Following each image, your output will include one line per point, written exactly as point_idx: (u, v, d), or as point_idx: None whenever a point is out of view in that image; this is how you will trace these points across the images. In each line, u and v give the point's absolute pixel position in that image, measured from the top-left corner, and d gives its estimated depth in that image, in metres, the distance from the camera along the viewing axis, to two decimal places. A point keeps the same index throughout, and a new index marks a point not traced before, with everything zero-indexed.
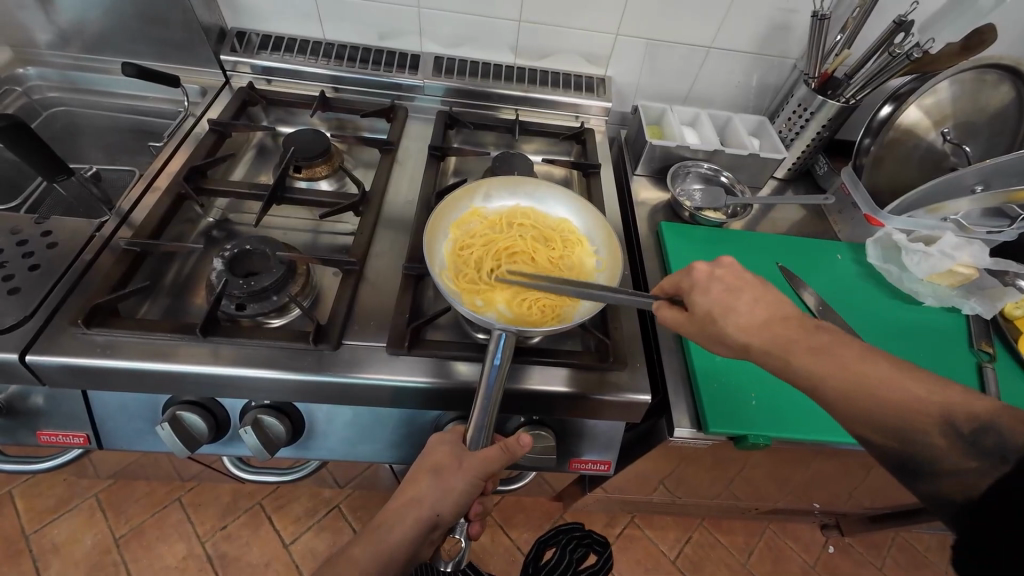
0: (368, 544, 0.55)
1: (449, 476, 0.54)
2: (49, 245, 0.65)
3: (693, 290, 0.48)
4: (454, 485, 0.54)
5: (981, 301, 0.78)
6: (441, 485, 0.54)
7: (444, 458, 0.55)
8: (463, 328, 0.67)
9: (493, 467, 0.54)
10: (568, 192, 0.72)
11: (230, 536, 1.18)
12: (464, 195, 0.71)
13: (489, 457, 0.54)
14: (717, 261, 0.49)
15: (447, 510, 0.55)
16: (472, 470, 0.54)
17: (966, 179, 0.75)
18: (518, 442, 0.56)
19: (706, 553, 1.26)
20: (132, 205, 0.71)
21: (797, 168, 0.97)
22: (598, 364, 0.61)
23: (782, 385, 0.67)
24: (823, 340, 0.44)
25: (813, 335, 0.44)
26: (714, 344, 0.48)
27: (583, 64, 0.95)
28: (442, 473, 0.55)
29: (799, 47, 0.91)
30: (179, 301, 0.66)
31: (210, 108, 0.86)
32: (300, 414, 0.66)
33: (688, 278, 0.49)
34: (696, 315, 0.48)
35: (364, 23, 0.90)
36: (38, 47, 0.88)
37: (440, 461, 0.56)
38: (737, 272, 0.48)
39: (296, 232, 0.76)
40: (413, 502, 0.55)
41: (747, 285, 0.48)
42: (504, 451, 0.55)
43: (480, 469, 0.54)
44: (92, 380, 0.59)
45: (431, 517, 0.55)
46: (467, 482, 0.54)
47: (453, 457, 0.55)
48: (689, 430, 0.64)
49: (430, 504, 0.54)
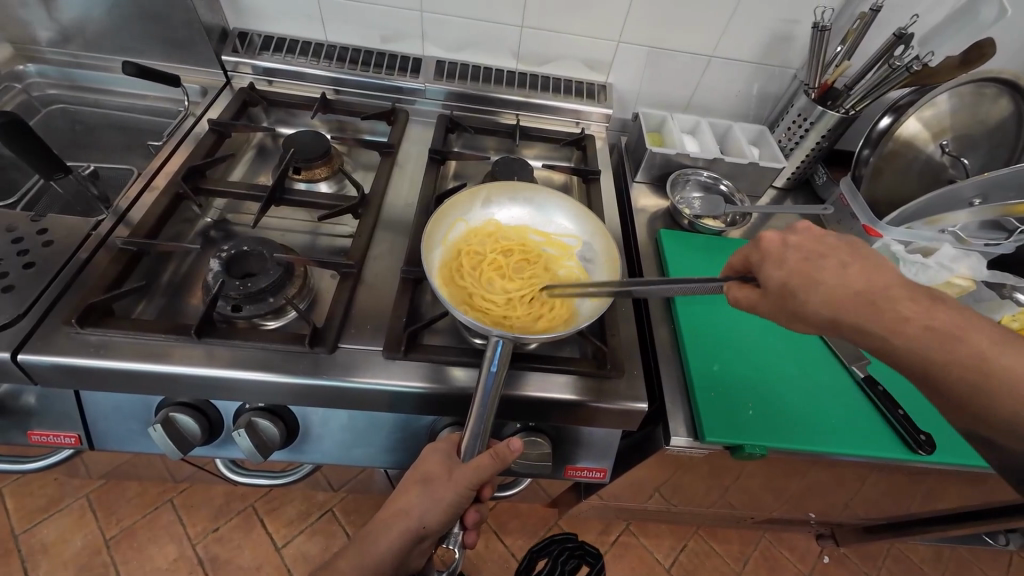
0: (355, 554, 0.56)
1: (439, 488, 0.53)
2: (45, 243, 0.65)
3: (766, 262, 0.44)
4: (446, 497, 0.53)
5: (978, 313, 0.78)
6: (431, 494, 0.53)
7: (437, 469, 0.54)
8: (459, 332, 0.67)
9: (480, 475, 0.52)
10: (538, 188, 0.72)
11: (221, 539, 1.17)
12: (445, 214, 0.67)
13: (479, 466, 0.52)
14: (793, 229, 0.45)
15: (437, 518, 0.54)
16: (462, 480, 0.52)
17: (965, 193, 0.75)
18: (507, 449, 0.53)
19: (701, 562, 1.25)
20: (129, 204, 0.71)
21: (796, 177, 0.97)
22: (596, 372, 0.61)
23: (781, 399, 0.66)
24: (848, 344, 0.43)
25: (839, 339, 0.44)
26: (793, 322, 0.44)
27: (585, 71, 0.95)
28: (433, 483, 0.54)
29: (800, 57, 0.91)
30: (175, 301, 0.65)
31: (210, 107, 0.86)
32: (293, 417, 0.66)
33: (760, 249, 0.45)
34: (772, 290, 0.43)
35: (368, 26, 0.90)
36: (39, 45, 0.88)
37: (431, 471, 0.54)
38: (816, 239, 0.44)
39: (294, 234, 0.76)
40: (403, 507, 0.55)
41: (830, 251, 0.43)
42: (495, 458, 0.52)
43: (473, 473, 0.52)
44: (84, 380, 0.58)
45: (421, 526, 0.54)
46: (456, 491, 0.53)
47: (446, 468, 0.54)
48: (685, 440, 0.63)
49: (419, 513, 0.54)
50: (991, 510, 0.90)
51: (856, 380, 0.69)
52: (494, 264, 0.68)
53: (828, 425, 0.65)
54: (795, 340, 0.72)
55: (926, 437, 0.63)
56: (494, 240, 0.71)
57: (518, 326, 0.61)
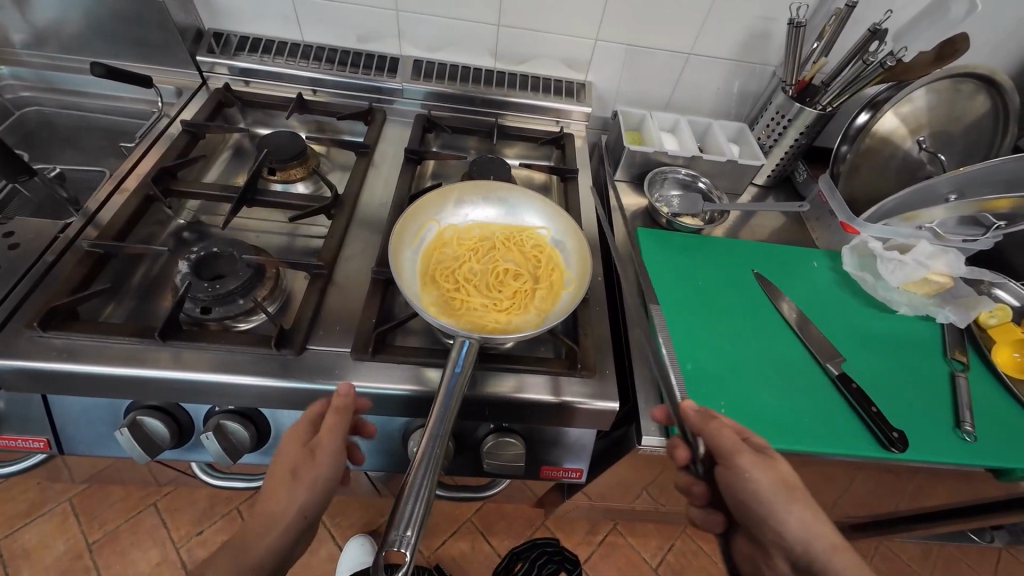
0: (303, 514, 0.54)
1: (305, 470, 0.52)
2: (11, 246, 0.64)
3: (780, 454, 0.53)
4: (327, 481, 0.53)
5: (956, 310, 0.77)
6: (297, 482, 0.52)
7: (295, 455, 0.53)
8: (433, 332, 0.66)
9: (337, 437, 0.54)
10: (504, 185, 0.72)
11: (205, 542, 1.16)
12: (414, 216, 0.67)
13: (329, 428, 0.53)
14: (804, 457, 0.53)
15: (319, 503, 0.54)
16: (327, 455, 0.53)
17: (941, 188, 0.76)
18: (339, 396, 0.54)
19: (689, 561, 1.25)
20: (99, 205, 0.70)
21: (777, 174, 0.97)
22: (567, 372, 0.60)
23: (756, 396, 0.65)
24: (799, 547, 0.50)
25: (792, 540, 0.50)
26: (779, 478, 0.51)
27: (564, 69, 0.95)
28: (300, 472, 0.52)
29: (778, 54, 0.91)
30: (145, 303, 0.65)
31: (186, 109, 0.85)
32: (265, 421, 0.65)
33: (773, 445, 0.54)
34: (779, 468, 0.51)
35: (344, 26, 0.90)
36: (13, 47, 0.87)
37: (291, 461, 0.53)
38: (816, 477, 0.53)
39: (268, 235, 0.75)
40: (277, 509, 0.51)
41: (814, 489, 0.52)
42: (338, 414, 0.54)
43: (337, 443, 0.53)
44: (48, 383, 0.57)
45: (302, 518, 0.53)
46: (327, 467, 0.53)
47: (303, 447, 0.53)
48: (657, 439, 0.63)
49: (297, 508, 0.52)
50: (976, 507, 0.89)
51: (831, 378, 0.68)
52: (466, 262, 0.68)
53: (802, 420, 0.64)
54: (771, 336, 0.72)
55: (899, 434, 0.62)
56: (465, 240, 0.70)
57: (496, 323, 0.61)
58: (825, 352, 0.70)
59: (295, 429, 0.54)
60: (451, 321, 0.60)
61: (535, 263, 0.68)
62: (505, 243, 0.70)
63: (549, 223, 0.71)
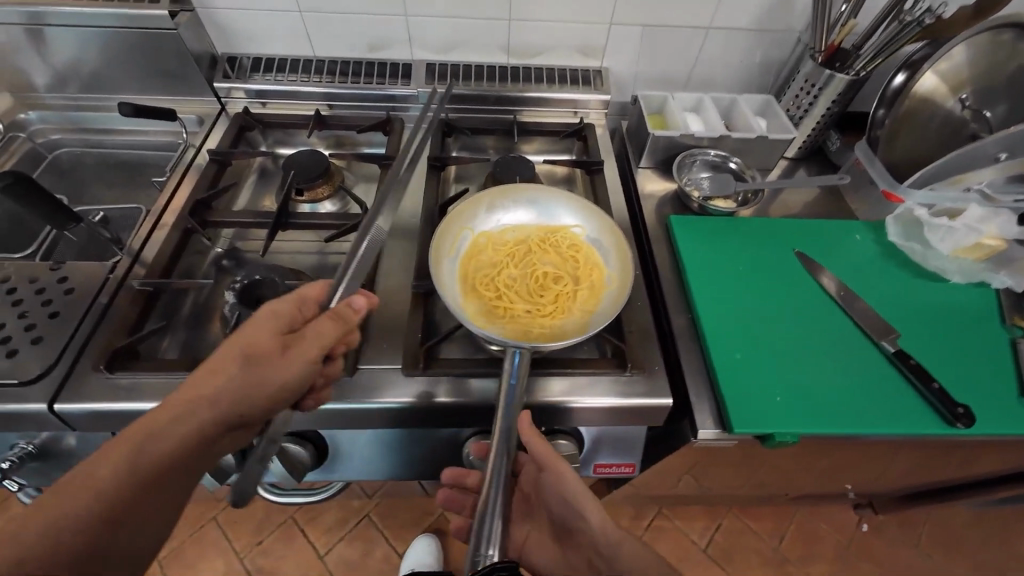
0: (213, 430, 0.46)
1: (263, 366, 0.46)
2: (64, 290, 0.66)
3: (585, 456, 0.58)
4: (270, 387, 0.46)
5: (1012, 275, 0.74)
6: (245, 373, 0.45)
7: (266, 347, 0.46)
8: (475, 342, 0.66)
9: (326, 340, 0.48)
10: (535, 187, 0.72)
11: (265, 551, 1.21)
12: (450, 226, 0.67)
13: (321, 330, 0.48)
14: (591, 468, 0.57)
15: (256, 406, 0.46)
16: (303, 354, 0.47)
17: (988, 150, 0.72)
18: (350, 306, 0.50)
19: (736, 540, 1.26)
20: (142, 243, 0.72)
21: (808, 145, 0.93)
22: (617, 371, 0.61)
23: (810, 380, 0.64)
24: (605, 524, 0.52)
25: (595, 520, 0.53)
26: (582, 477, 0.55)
27: (578, 58, 0.93)
28: (257, 362, 0.46)
29: (803, 19, 0.87)
30: (196, 335, 0.67)
31: (209, 137, 0.86)
32: (323, 439, 0.67)
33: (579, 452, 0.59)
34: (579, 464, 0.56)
35: (353, 35, 0.89)
36: (38, 91, 0.89)
37: (257, 348, 0.46)
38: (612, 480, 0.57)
39: (303, 256, 0.76)
40: (204, 396, 0.44)
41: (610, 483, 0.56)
42: (336, 319, 0.49)
43: (315, 357, 0.47)
44: (117, 421, 0.60)
45: (222, 413, 0.45)
46: (292, 371, 0.47)
47: (276, 345, 0.47)
48: (713, 431, 0.62)
49: (231, 400, 0.45)
50: None
51: (888, 356, 0.66)
52: (504, 267, 0.67)
53: (860, 401, 0.63)
54: (820, 315, 0.71)
55: (964, 410, 0.60)
56: (501, 246, 0.70)
57: (542, 329, 0.61)
58: (879, 329, 0.68)
59: (278, 310, 0.48)
60: (497, 329, 0.60)
61: (573, 264, 0.68)
62: (541, 245, 0.69)
63: (582, 223, 0.71)
